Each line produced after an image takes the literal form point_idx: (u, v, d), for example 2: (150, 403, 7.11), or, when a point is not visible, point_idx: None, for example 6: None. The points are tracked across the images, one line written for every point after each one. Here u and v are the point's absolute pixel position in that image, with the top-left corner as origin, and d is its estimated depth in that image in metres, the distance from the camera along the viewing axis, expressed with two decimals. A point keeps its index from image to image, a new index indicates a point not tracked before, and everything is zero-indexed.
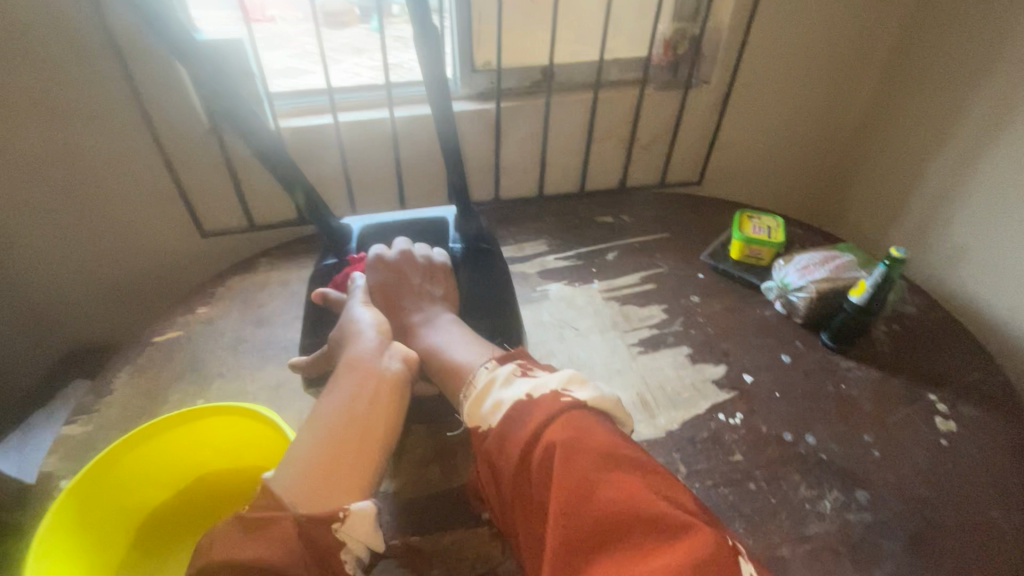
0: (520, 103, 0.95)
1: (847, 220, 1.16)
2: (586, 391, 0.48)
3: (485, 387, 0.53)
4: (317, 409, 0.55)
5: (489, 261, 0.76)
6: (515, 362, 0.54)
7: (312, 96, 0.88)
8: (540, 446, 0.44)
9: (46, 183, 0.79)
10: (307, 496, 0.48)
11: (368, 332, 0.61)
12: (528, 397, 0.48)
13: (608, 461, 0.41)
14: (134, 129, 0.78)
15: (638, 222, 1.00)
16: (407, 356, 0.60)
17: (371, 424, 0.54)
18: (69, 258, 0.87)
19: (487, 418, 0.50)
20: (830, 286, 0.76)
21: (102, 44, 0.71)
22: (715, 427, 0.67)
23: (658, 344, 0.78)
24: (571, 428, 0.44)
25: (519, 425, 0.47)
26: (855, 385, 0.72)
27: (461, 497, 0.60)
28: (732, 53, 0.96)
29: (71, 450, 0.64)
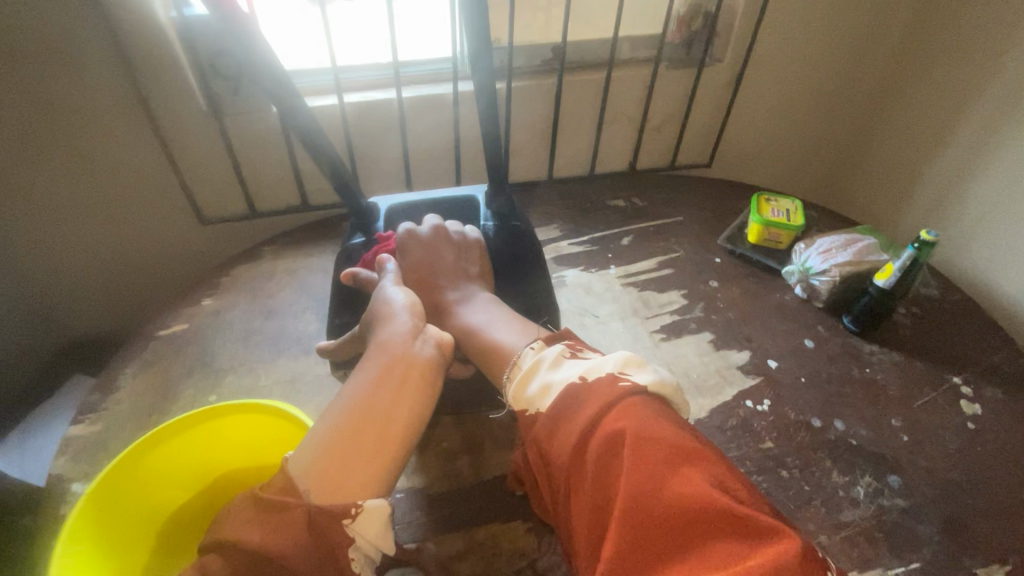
0: (530, 83, 0.92)
1: (856, 202, 1.15)
2: (643, 375, 0.46)
3: (531, 370, 0.52)
4: (343, 390, 0.53)
5: (520, 237, 0.74)
6: (562, 344, 0.53)
7: (314, 75, 0.83)
8: (598, 435, 0.43)
9: (35, 169, 0.74)
10: (317, 479, 0.46)
11: (401, 314, 0.59)
12: (581, 380, 0.47)
13: (678, 454, 0.40)
14: (126, 111, 0.74)
15: (651, 205, 0.98)
16: (441, 340, 0.58)
17: (394, 410, 0.51)
18: (62, 250, 0.83)
19: (535, 399, 0.49)
20: (854, 270, 0.75)
21: (90, 20, 0.66)
22: (744, 414, 0.66)
23: (680, 331, 0.77)
24: (635, 418, 0.42)
25: (573, 411, 0.46)
26: (879, 369, 0.72)
27: (493, 490, 0.58)
28: (747, 31, 0.94)
29: (78, 452, 0.61)
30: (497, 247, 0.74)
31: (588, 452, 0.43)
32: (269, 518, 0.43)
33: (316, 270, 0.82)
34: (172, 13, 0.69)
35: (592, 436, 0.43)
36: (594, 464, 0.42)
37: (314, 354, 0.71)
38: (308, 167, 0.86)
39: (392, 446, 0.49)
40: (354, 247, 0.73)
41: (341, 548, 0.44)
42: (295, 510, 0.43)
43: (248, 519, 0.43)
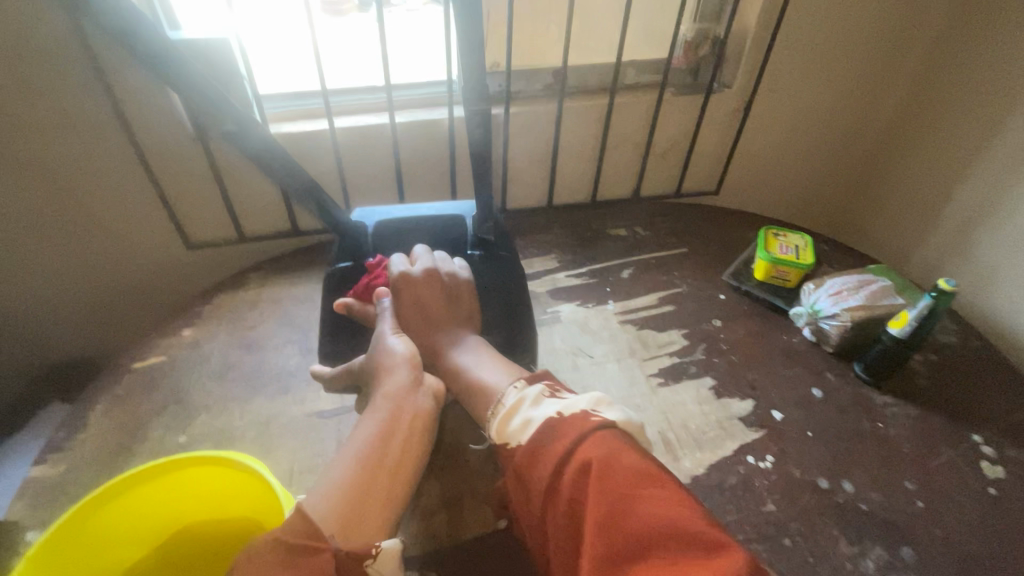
0: (529, 108, 0.89)
1: (869, 235, 1.11)
2: (614, 412, 0.44)
3: (512, 407, 0.48)
4: (350, 436, 0.50)
5: (509, 268, 0.72)
6: (543, 383, 0.50)
7: (306, 98, 0.81)
8: (570, 463, 0.40)
9: (14, 192, 0.72)
10: (341, 525, 0.42)
11: (400, 363, 0.55)
12: (557, 415, 0.44)
13: (646, 478, 0.37)
14: (111, 137, 0.72)
15: (653, 235, 0.94)
16: (438, 391, 0.55)
17: (402, 460, 0.48)
18: (44, 274, 0.81)
19: (515, 437, 0.45)
20: (867, 315, 0.71)
21: (73, 43, 0.64)
22: (745, 471, 0.62)
23: (679, 375, 0.72)
24: (606, 446, 0.40)
25: (545, 446, 0.42)
26: (893, 424, 0.67)
27: (470, 554, 0.54)
28: (757, 58, 0.90)
29: (37, 496, 0.58)
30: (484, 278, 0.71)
31: (560, 485, 0.40)
32: (297, 562, 0.38)
33: (302, 300, 0.79)
34: None
35: (563, 467, 0.40)
36: (563, 494, 0.39)
37: (293, 392, 0.68)
38: None
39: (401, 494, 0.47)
40: (340, 273, 0.70)
41: None
42: (321, 554, 0.39)
43: (269, 564, 0.38)
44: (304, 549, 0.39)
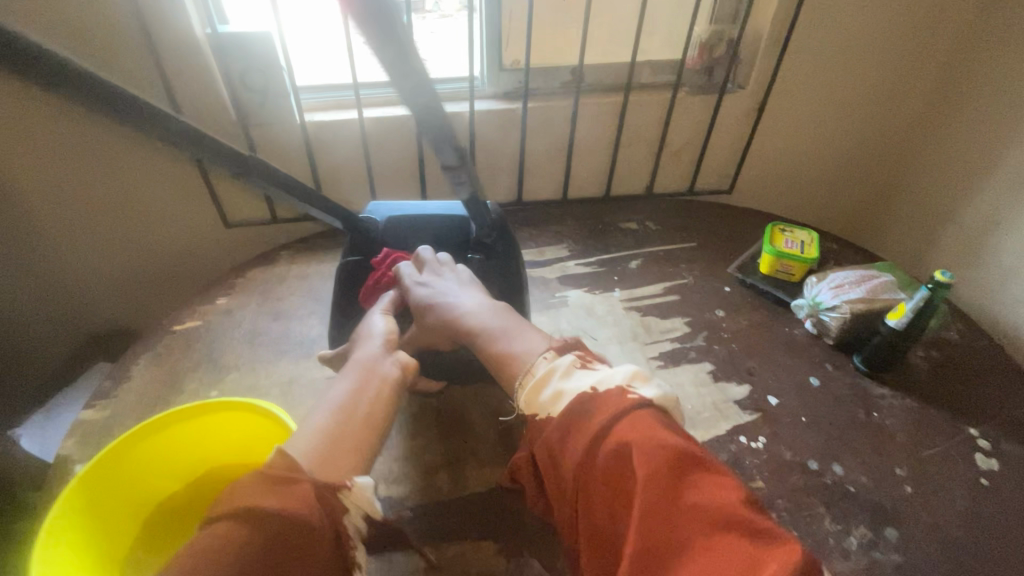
0: (547, 104, 0.93)
1: (885, 239, 1.11)
2: (649, 390, 0.47)
3: (544, 376, 0.52)
4: (323, 394, 0.55)
5: (512, 271, 0.74)
6: (573, 354, 0.54)
7: (338, 91, 0.87)
8: (605, 444, 0.44)
9: (75, 169, 0.79)
10: (316, 460, 0.48)
11: (375, 338, 0.61)
12: (591, 390, 0.48)
13: (684, 463, 0.41)
14: None
15: (664, 230, 0.97)
16: (406, 363, 0.59)
17: (368, 416, 0.53)
18: (97, 246, 0.88)
19: (550, 406, 0.50)
20: (867, 307, 0.72)
21: (134, 33, 0.71)
22: (736, 450, 0.64)
23: (679, 359, 0.75)
24: (642, 429, 0.43)
25: (586, 420, 0.46)
26: (888, 415, 0.68)
27: (468, 507, 0.58)
28: (771, 61, 0.93)
29: (86, 435, 0.64)
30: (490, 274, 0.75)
31: (596, 461, 0.44)
32: (279, 488, 0.43)
33: (327, 277, 0.85)
34: (207, 30, 0.75)
35: (598, 446, 0.44)
36: (598, 472, 0.43)
37: (314, 358, 0.74)
38: (329, 174, 0.91)
39: (367, 439, 0.51)
40: (348, 265, 0.73)
41: (340, 522, 0.45)
42: (301, 483, 0.44)
43: (256, 491, 0.42)
44: (284, 480, 0.44)
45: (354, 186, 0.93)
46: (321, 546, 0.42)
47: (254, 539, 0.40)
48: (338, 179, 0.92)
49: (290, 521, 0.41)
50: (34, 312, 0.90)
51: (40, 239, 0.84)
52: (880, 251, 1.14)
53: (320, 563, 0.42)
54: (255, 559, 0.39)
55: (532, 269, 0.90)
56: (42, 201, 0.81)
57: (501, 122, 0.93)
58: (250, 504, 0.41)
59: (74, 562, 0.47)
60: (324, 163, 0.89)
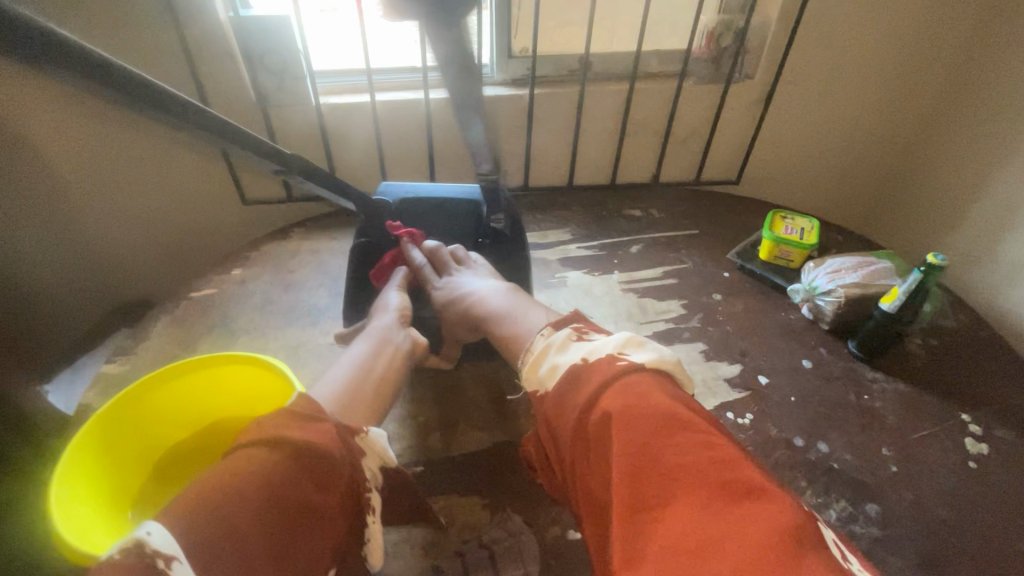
0: (554, 91, 0.95)
1: (896, 232, 1.10)
2: (642, 354, 0.47)
3: (541, 352, 0.53)
4: (345, 354, 0.58)
5: (519, 263, 0.75)
6: (571, 326, 0.54)
7: (353, 77, 0.91)
8: (593, 409, 0.44)
9: (104, 135, 0.84)
10: (341, 409, 0.51)
11: (388, 313, 0.63)
12: (583, 361, 0.48)
13: (669, 425, 0.40)
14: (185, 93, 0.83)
15: (667, 217, 0.98)
16: (417, 340, 0.62)
17: (380, 381, 0.55)
18: (123, 216, 0.92)
19: (547, 380, 0.50)
20: (860, 292, 0.73)
21: (161, 13, 0.76)
22: (722, 425, 0.65)
23: (672, 338, 0.77)
24: (627, 395, 0.43)
25: (574, 391, 0.47)
26: (879, 398, 0.68)
27: (457, 465, 0.60)
28: (778, 51, 0.93)
29: (107, 387, 0.69)
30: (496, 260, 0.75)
31: (585, 425, 0.44)
32: (307, 424, 0.43)
33: (337, 252, 0.88)
34: (230, 15, 0.79)
35: (588, 411, 0.45)
36: (589, 438, 0.44)
37: (320, 325, 0.77)
38: (342, 156, 0.95)
39: (377, 396, 0.54)
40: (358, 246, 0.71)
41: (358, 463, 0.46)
42: (325, 422, 0.44)
43: (283, 424, 0.43)
44: (313, 417, 0.44)
45: (366, 168, 0.97)
46: (341, 481, 0.43)
47: (282, 465, 0.40)
48: (350, 161, 0.96)
49: (314, 453, 0.42)
50: (64, 282, 0.92)
51: (71, 205, 0.87)
52: (890, 245, 1.13)
53: (338, 497, 0.43)
54: (280, 483, 0.40)
55: (534, 251, 0.92)
56: (69, 167, 0.84)
57: (508, 108, 0.95)
58: (278, 432, 0.42)
59: (87, 492, 0.51)
60: (337, 144, 0.93)
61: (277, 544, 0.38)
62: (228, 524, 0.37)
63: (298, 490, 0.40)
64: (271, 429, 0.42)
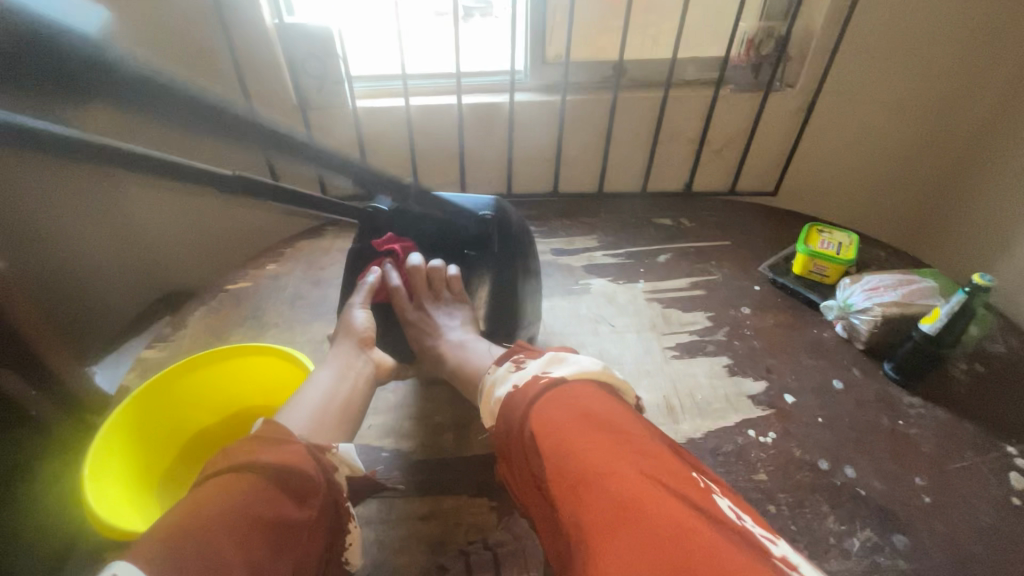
0: (587, 98, 0.94)
1: (953, 252, 1.05)
2: (565, 369, 0.51)
3: (489, 386, 0.56)
4: (310, 378, 0.57)
5: (510, 280, 0.70)
6: (511, 358, 0.57)
7: (389, 81, 0.93)
8: (527, 422, 0.48)
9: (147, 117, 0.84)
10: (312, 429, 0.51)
11: (354, 335, 0.63)
12: (514, 387, 0.52)
13: (591, 424, 0.45)
14: (230, 88, 0.87)
15: (698, 227, 0.96)
16: (380, 362, 0.64)
17: (351, 400, 0.56)
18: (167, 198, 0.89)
19: (493, 410, 0.54)
20: (900, 312, 0.69)
21: (208, 6, 0.79)
22: (742, 442, 0.63)
23: (695, 351, 0.75)
24: (559, 403, 0.47)
25: (512, 411, 0.50)
26: (915, 424, 0.65)
27: (468, 467, 0.61)
28: (822, 59, 0.89)
29: (146, 370, 0.74)
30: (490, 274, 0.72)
31: (523, 436, 0.48)
32: (276, 447, 0.45)
33: None
34: (276, 22, 0.83)
35: (524, 423, 0.48)
36: (527, 450, 0.47)
37: None
38: (375, 156, 0.97)
39: (353, 415, 0.56)
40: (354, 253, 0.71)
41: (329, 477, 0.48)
42: (293, 443, 0.46)
43: (253, 449, 0.45)
44: (278, 440, 0.46)
45: (399, 169, 0.99)
46: (317, 493, 0.45)
47: (258, 486, 0.42)
48: (385, 160, 0.98)
49: (287, 475, 0.44)
50: (103, 255, 0.89)
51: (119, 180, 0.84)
52: (948, 265, 1.07)
53: (314, 511, 0.45)
54: (258, 501, 0.41)
55: (559, 257, 0.92)
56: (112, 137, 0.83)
57: (540, 114, 0.95)
58: (248, 456, 0.44)
59: (117, 468, 0.54)
60: (371, 145, 0.95)
61: (259, 558, 0.40)
62: (208, 540, 0.38)
63: (274, 509, 0.42)
64: (241, 457, 0.43)
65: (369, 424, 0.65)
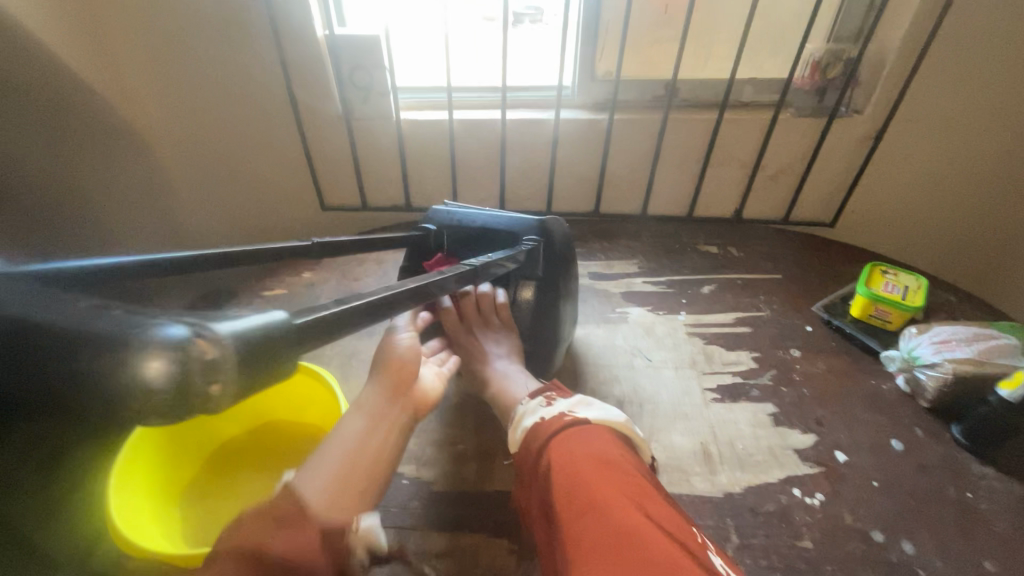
0: (636, 116, 0.90)
1: None
2: (591, 412, 0.51)
3: (517, 417, 0.55)
4: (335, 432, 0.51)
5: (551, 304, 0.67)
6: (544, 395, 0.56)
7: (434, 94, 0.92)
8: (544, 453, 0.48)
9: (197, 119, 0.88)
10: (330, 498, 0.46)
11: (385, 373, 0.54)
12: (540, 421, 0.52)
13: (600, 461, 0.45)
14: (278, 93, 0.86)
15: (746, 257, 0.91)
16: (419, 400, 0.56)
17: (379, 459, 0.50)
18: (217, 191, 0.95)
19: (516, 441, 0.53)
20: (974, 372, 0.63)
21: (261, 17, 0.79)
22: (786, 501, 0.58)
23: (738, 395, 0.70)
24: (574, 438, 0.48)
25: (530, 442, 0.51)
26: (986, 498, 0.58)
27: (488, 504, 0.58)
28: (896, 84, 0.83)
29: None
30: (533, 285, 0.69)
31: (539, 467, 0.48)
32: (285, 531, 0.40)
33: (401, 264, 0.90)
34: (326, 32, 0.83)
35: (541, 453, 0.48)
36: (539, 478, 0.47)
37: (374, 337, 0.79)
38: (416, 168, 0.96)
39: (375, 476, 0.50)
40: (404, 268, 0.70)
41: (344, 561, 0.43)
42: (309, 529, 0.41)
43: (263, 530, 0.39)
44: (289, 524, 0.40)
45: (440, 181, 0.98)
46: None
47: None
48: (425, 172, 0.97)
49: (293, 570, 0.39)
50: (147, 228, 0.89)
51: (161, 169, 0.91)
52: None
53: None
54: None
55: (597, 281, 0.88)
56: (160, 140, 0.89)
57: (586, 132, 0.92)
58: (256, 541, 0.38)
59: (142, 478, 0.54)
60: (412, 156, 0.94)
61: None
62: None
63: None
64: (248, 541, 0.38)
65: None
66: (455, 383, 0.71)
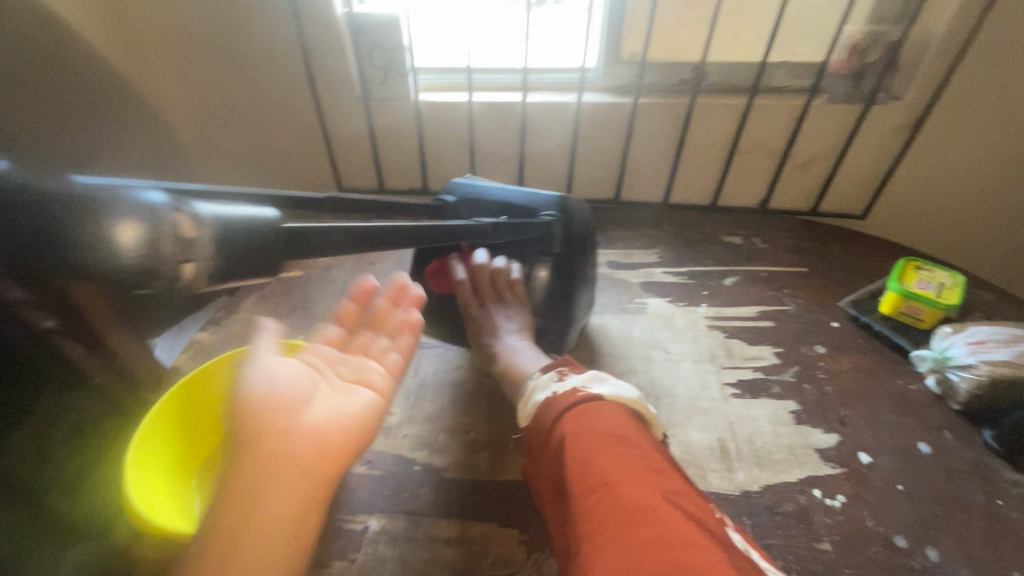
0: (661, 101, 0.87)
1: None
2: (604, 389, 0.50)
3: (528, 391, 0.55)
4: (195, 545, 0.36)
5: (568, 285, 0.66)
6: (555, 370, 0.55)
7: (454, 75, 0.90)
8: (559, 427, 0.47)
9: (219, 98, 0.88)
10: None
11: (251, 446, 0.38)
12: (552, 395, 0.51)
13: (615, 439, 0.44)
14: (295, 72, 0.85)
15: (771, 249, 0.88)
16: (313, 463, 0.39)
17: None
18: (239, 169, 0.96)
19: (527, 415, 0.52)
20: (1012, 373, 0.61)
21: None
22: (805, 502, 0.57)
23: (758, 391, 0.68)
24: (588, 414, 0.47)
25: (543, 416, 0.50)
26: (1017, 507, 0.56)
27: (498, 493, 0.58)
28: (940, 70, 0.78)
29: (197, 352, 0.75)
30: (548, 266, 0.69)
31: (551, 442, 0.47)
32: None
33: None
34: (345, 9, 0.81)
35: (556, 425, 0.48)
36: (552, 454, 0.46)
37: None
38: (434, 150, 0.95)
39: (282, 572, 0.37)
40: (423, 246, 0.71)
41: None
42: None
43: None
44: None
45: (458, 164, 0.96)
46: None
47: None
48: (443, 155, 0.95)
49: None
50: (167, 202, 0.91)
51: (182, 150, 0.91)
52: None
53: None
54: None
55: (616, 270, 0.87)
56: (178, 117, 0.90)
57: (609, 116, 0.89)
58: None
59: (160, 453, 0.55)
60: (430, 138, 0.93)
61: None
62: None
63: None
64: None
65: (404, 434, 0.63)
66: (469, 370, 0.71)
